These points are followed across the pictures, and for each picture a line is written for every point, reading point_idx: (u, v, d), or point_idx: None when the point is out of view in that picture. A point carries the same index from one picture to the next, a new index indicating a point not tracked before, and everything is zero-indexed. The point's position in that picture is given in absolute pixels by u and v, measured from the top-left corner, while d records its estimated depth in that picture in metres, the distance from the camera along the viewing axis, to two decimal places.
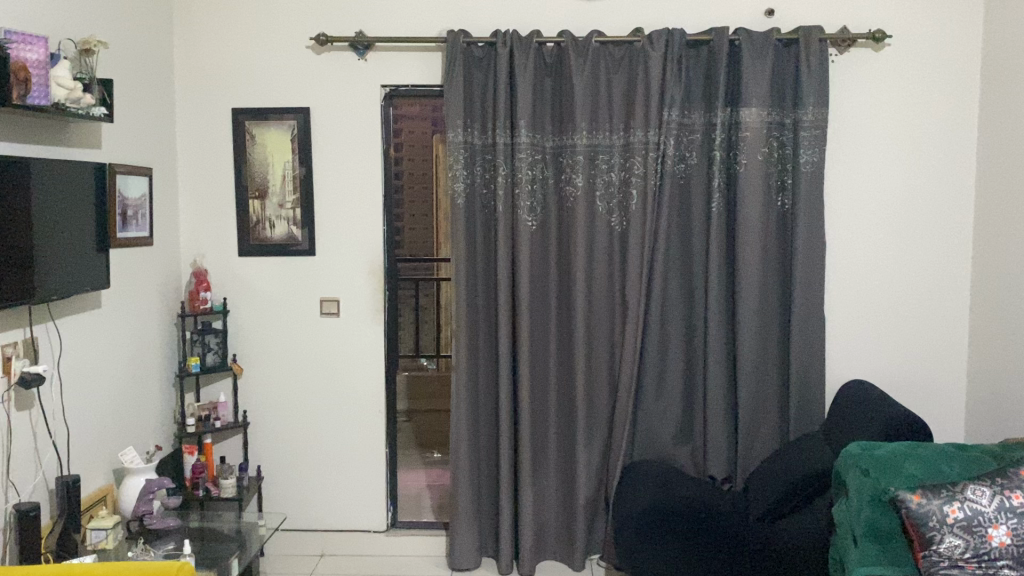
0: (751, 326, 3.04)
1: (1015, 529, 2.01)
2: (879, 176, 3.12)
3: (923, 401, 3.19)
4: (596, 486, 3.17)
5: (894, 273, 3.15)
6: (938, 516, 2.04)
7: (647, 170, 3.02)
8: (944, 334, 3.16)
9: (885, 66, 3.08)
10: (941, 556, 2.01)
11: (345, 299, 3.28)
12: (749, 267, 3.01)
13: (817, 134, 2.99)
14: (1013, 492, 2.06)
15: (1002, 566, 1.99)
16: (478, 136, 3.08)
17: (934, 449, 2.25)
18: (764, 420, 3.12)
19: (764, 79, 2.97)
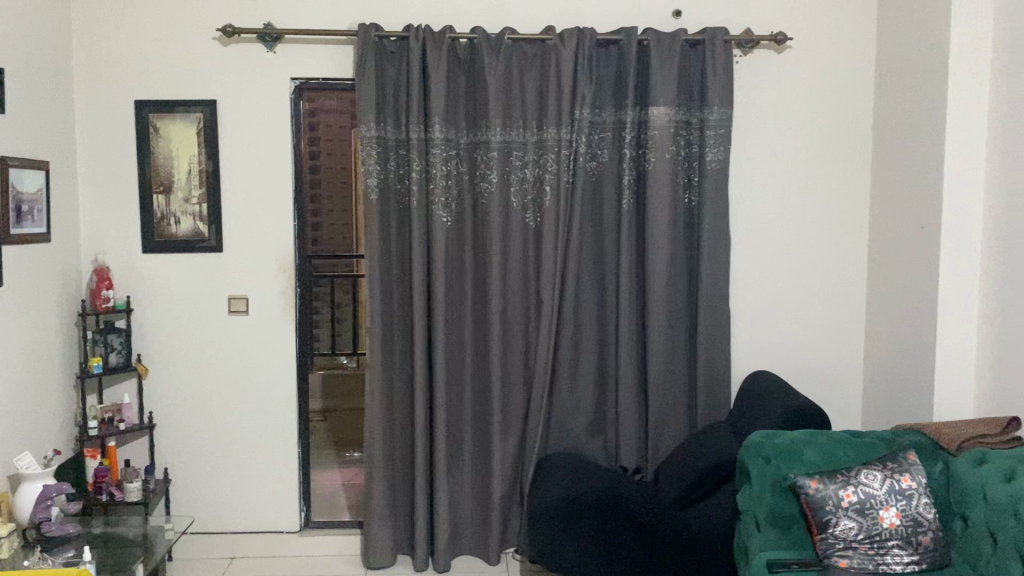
0: (661, 319, 3.11)
1: (903, 510, 2.13)
2: (782, 174, 3.24)
3: (824, 390, 3.32)
4: (511, 480, 3.19)
5: (795, 267, 3.27)
6: (834, 500, 2.12)
7: (560, 167, 3.06)
8: (842, 325, 3.30)
9: (786, 68, 3.20)
10: (836, 538, 2.11)
11: (255, 297, 3.22)
12: (659, 262, 3.08)
13: (722, 133, 3.08)
14: (902, 475, 2.18)
15: (891, 546, 2.11)
16: (391, 130, 3.06)
17: (831, 436, 2.34)
18: (674, 411, 3.20)
19: (672, 79, 3.05)
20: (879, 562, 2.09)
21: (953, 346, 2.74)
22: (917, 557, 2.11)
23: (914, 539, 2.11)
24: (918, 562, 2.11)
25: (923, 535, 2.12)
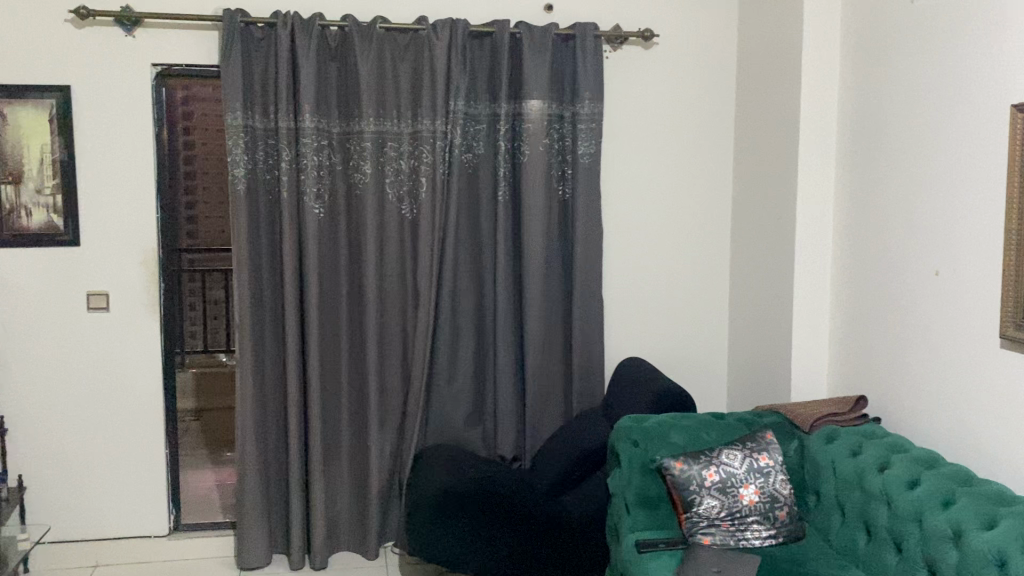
0: (536, 309, 3.15)
1: (762, 487, 2.22)
2: (650, 167, 3.34)
3: (692, 376, 3.46)
4: (389, 474, 3.17)
5: (664, 258, 3.38)
6: (697, 480, 2.21)
7: (435, 158, 3.05)
8: (708, 313, 3.43)
9: (654, 64, 3.29)
10: (700, 516, 2.19)
11: (116, 294, 3.07)
12: (534, 252, 3.12)
13: (593, 127, 3.14)
14: (760, 454, 2.28)
15: (751, 521, 2.21)
16: (259, 120, 2.98)
17: (696, 419, 2.44)
18: (550, 400, 3.25)
19: (543, 71, 3.08)
20: (739, 538, 2.19)
21: (808, 330, 2.88)
22: (775, 531, 2.21)
23: (772, 514, 2.21)
24: (776, 536, 2.21)
25: (780, 510, 2.22)
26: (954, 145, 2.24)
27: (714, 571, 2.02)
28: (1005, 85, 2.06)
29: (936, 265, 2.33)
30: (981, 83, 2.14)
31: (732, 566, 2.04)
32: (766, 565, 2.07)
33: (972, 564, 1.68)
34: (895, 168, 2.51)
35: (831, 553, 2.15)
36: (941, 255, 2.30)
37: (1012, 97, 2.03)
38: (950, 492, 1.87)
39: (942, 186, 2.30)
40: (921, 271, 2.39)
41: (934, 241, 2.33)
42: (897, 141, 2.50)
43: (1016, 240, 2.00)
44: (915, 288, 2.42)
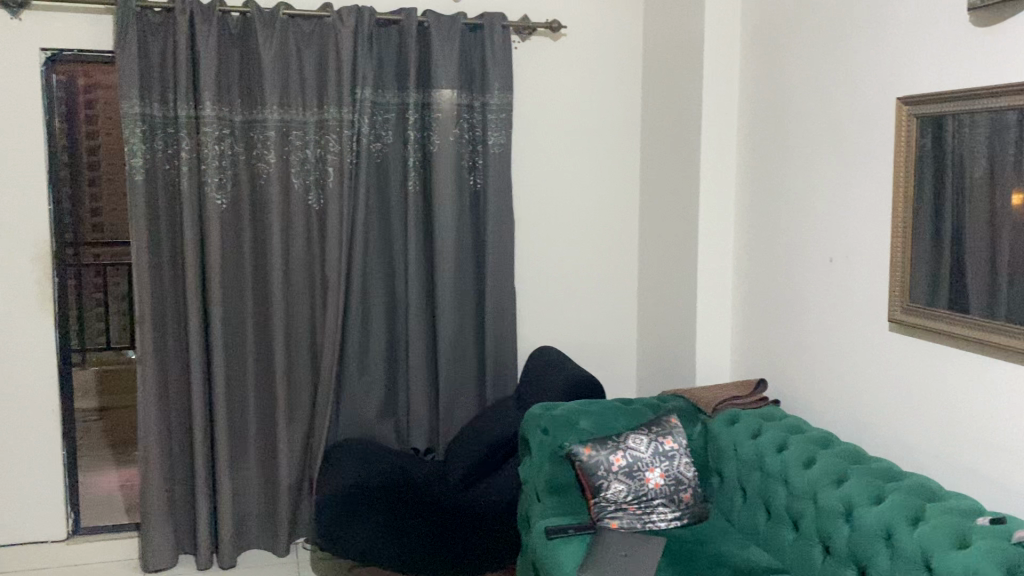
0: (448, 300, 3.14)
1: (667, 470, 2.27)
2: (560, 158, 3.36)
3: (602, 363, 3.51)
4: (300, 469, 3.12)
5: (574, 247, 3.42)
6: (605, 465, 2.25)
7: (342, 148, 3.01)
8: (617, 301, 3.49)
9: (561, 55, 3.31)
10: (608, 501, 2.23)
11: (6, 290, 2.93)
12: (445, 243, 3.11)
13: (503, 117, 3.15)
14: (665, 437, 2.33)
15: (657, 504, 2.25)
16: (157, 108, 2.88)
17: (604, 405, 2.48)
18: (462, 391, 3.24)
19: (451, 61, 3.07)
20: (646, 521, 2.23)
21: (712, 316, 2.96)
22: (679, 513, 2.26)
23: (676, 496, 2.26)
24: (681, 517, 2.25)
25: (684, 493, 2.27)
26: (847, 138, 2.33)
27: (622, 554, 2.05)
28: (892, 80, 2.14)
29: (830, 252, 2.42)
30: (870, 77, 2.23)
31: (640, 550, 2.07)
32: (672, 547, 2.11)
33: (862, 538, 1.76)
34: (792, 158, 2.59)
35: (733, 533, 2.21)
36: (835, 243, 2.39)
37: (899, 90, 2.12)
38: (842, 470, 1.94)
39: (835, 176, 2.38)
40: (817, 259, 2.47)
41: (828, 230, 2.42)
42: (794, 133, 2.58)
43: (902, 228, 2.09)
44: (811, 275, 2.50)
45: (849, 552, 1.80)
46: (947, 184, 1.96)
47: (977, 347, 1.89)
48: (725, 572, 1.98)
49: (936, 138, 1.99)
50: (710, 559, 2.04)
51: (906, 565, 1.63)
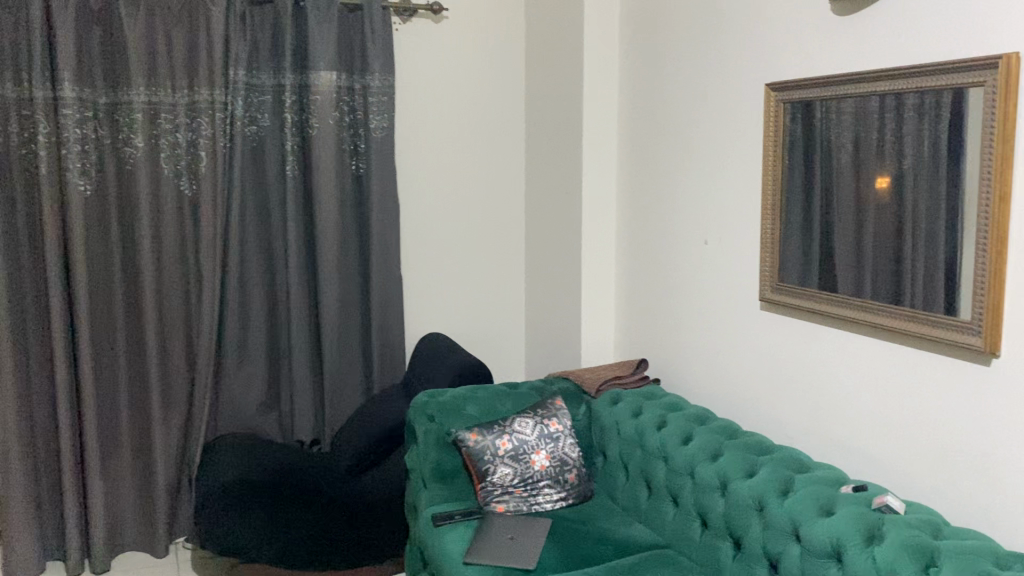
0: (331, 288, 3.07)
1: (552, 452, 2.28)
2: (443, 142, 3.33)
3: (489, 348, 3.51)
4: (178, 467, 3.00)
5: (459, 233, 3.40)
6: (491, 450, 2.25)
7: (215, 131, 2.90)
8: (503, 286, 3.49)
9: (443, 37, 3.27)
10: (495, 485, 2.22)
11: None
12: (326, 229, 3.03)
13: (385, 100, 3.09)
14: (550, 420, 2.34)
15: (543, 486, 2.25)
16: (10, 88, 2.68)
17: (489, 390, 2.48)
18: (348, 380, 3.18)
19: (329, 42, 2.98)
20: (531, 503, 2.22)
21: (596, 300, 2.99)
22: (565, 493, 2.26)
23: (562, 477, 2.27)
24: (566, 498, 2.26)
25: (570, 473, 2.27)
26: (720, 122, 2.39)
27: (507, 538, 2.04)
28: (762, 67, 2.21)
29: (705, 235, 2.48)
30: (742, 64, 2.29)
31: (526, 533, 2.07)
32: (557, 528, 2.12)
33: (736, 511, 1.82)
34: (670, 143, 2.64)
35: (617, 511, 2.25)
36: (709, 226, 2.46)
37: (768, 77, 2.19)
38: (718, 446, 2.00)
39: (709, 160, 2.44)
40: (693, 241, 2.54)
41: (703, 213, 2.49)
42: (671, 118, 2.63)
43: (772, 210, 2.17)
44: (688, 257, 2.57)
45: (724, 524, 1.86)
46: (815, 167, 2.04)
47: (939, 347, 1.71)
48: (608, 550, 2.01)
49: (805, 122, 2.06)
50: (595, 538, 2.07)
51: (777, 535, 1.69)
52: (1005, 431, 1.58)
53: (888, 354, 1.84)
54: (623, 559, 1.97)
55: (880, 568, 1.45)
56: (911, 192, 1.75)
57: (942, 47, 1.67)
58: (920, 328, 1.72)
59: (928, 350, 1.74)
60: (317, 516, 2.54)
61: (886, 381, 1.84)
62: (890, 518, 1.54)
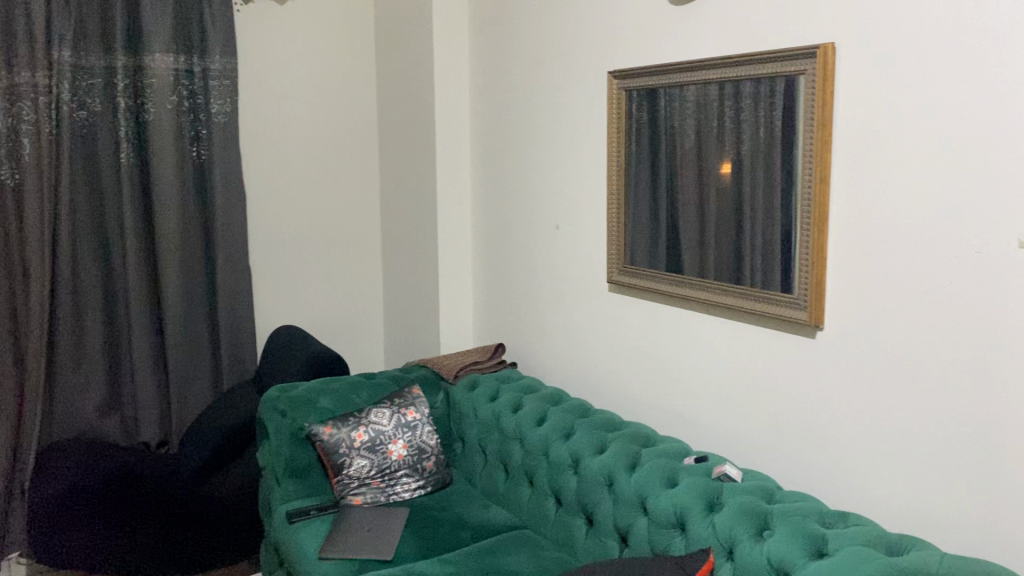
0: (175, 281, 2.93)
1: (410, 441, 2.26)
2: (292, 128, 3.23)
3: (346, 338, 3.45)
4: (8, 476, 2.80)
5: (311, 221, 3.31)
6: (346, 443, 2.21)
7: (38, 116, 2.70)
8: (359, 274, 3.43)
9: (288, 20, 3.17)
10: (351, 478, 2.19)
11: None
12: (168, 219, 2.88)
13: (226, 84, 2.97)
14: (407, 408, 2.32)
15: (401, 475, 2.23)
16: None
17: (344, 381, 2.44)
18: (196, 377, 3.05)
19: (164, 21, 2.82)
20: (389, 493, 2.20)
21: (453, 286, 2.99)
22: (423, 481, 2.25)
23: (420, 466, 2.25)
24: (424, 486, 2.25)
25: (428, 461, 2.26)
26: (567, 108, 2.43)
27: (364, 530, 2.02)
28: (605, 54, 2.25)
29: (556, 220, 2.52)
30: (586, 51, 2.33)
31: (383, 524, 2.05)
32: (416, 517, 2.11)
33: (587, 487, 1.86)
34: (520, 129, 2.65)
35: (475, 495, 2.26)
36: (560, 211, 2.50)
37: (610, 64, 2.24)
38: (570, 425, 2.05)
39: (558, 145, 2.48)
40: (545, 226, 2.57)
41: (553, 197, 2.53)
42: (520, 104, 2.64)
43: (617, 195, 2.23)
44: (540, 242, 2.60)
45: (577, 501, 1.90)
46: (657, 151, 2.10)
47: (772, 323, 1.81)
48: (465, 534, 2.02)
49: (646, 107, 2.11)
50: (452, 524, 2.08)
51: (626, 509, 1.74)
52: (830, 397, 1.69)
53: (728, 331, 1.92)
54: (480, 542, 1.99)
55: (719, 534, 1.52)
56: (748, 174, 1.83)
57: (769, 37, 1.76)
58: (759, 305, 1.81)
59: (765, 325, 1.83)
60: (164, 517, 2.42)
61: (726, 356, 1.93)
62: (728, 486, 1.61)
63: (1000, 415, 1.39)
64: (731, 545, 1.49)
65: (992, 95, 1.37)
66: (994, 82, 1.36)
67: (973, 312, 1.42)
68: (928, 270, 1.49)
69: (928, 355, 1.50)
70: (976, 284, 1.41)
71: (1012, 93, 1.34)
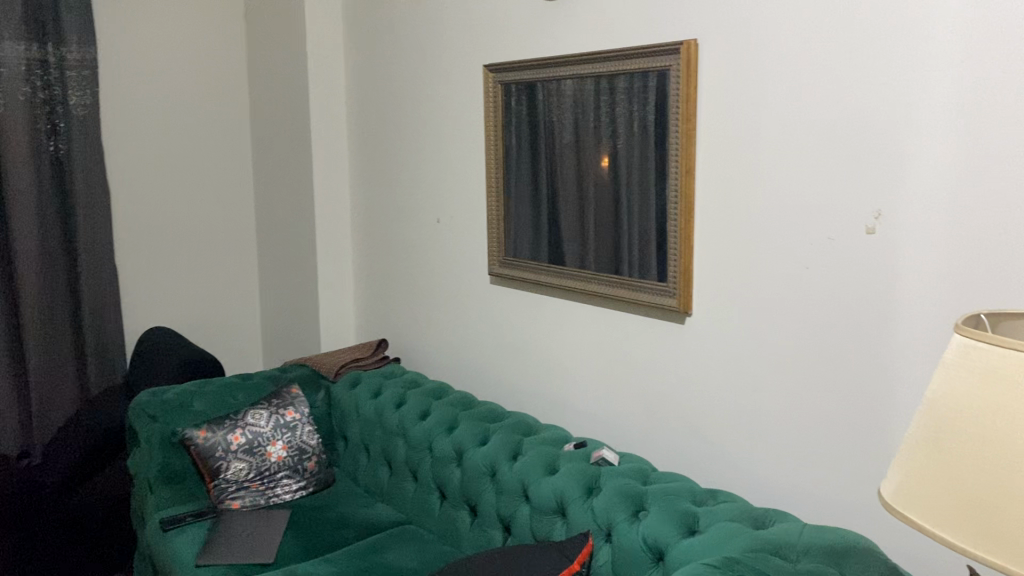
0: (33, 283, 2.76)
1: (290, 442, 2.21)
2: (159, 121, 3.10)
3: (223, 338, 3.34)
4: None
5: (182, 218, 3.19)
6: (223, 446, 2.14)
7: None
8: (235, 272, 3.33)
9: (151, 7, 3.03)
10: (228, 482, 2.12)
11: None
12: (23, 218, 2.72)
13: (85, 75, 2.82)
14: (285, 409, 2.26)
15: (281, 477, 2.18)
16: None
17: (219, 383, 2.37)
18: (60, 383, 2.89)
19: (13, 8, 2.65)
20: (269, 496, 2.15)
21: (332, 282, 2.94)
22: (304, 482, 2.20)
23: (300, 466, 2.21)
24: (306, 487, 2.20)
25: (309, 461, 2.22)
26: (444, 102, 2.42)
27: (243, 535, 1.96)
28: (480, 48, 2.26)
29: (436, 214, 2.51)
30: (461, 44, 2.32)
31: (263, 528, 2.00)
32: (297, 519, 2.07)
33: (471, 479, 1.87)
34: (399, 122, 2.63)
35: (359, 494, 2.23)
36: (440, 205, 2.49)
37: (485, 58, 2.24)
38: (453, 418, 2.05)
39: (437, 139, 2.47)
40: (425, 220, 2.56)
41: (433, 191, 2.52)
42: (399, 96, 2.61)
43: (496, 188, 2.25)
44: (421, 236, 2.59)
45: (460, 494, 1.91)
46: (536, 145, 2.13)
47: (647, 311, 1.87)
48: (349, 533, 2.00)
49: (524, 101, 2.13)
50: (335, 523, 2.04)
51: (508, 498, 1.77)
52: (702, 381, 1.75)
53: (606, 320, 1.97)
54: (364, 540, 1.97)
55: (598, 517, 1.55)
56: (624, 167, 1.88)
57: (638, 33, 1.80)
58: (635, 294, 1.86)
59: (641, 314, 1.88)
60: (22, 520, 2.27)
61: (604, 345, 1.98)
62: (606, 470, 1.65)
63: (856, 393, 1.48)
64: (609, 528, 1.54)
65: (846, 90, 1.44)
66: (847, 77, 1.44)
67: (830, 296, 1.50)
68: (785, 257, 1.57)
69: (790, 338, 1.58)
70: (830, 269, 1.50)
71: (862, 89, 1.42)
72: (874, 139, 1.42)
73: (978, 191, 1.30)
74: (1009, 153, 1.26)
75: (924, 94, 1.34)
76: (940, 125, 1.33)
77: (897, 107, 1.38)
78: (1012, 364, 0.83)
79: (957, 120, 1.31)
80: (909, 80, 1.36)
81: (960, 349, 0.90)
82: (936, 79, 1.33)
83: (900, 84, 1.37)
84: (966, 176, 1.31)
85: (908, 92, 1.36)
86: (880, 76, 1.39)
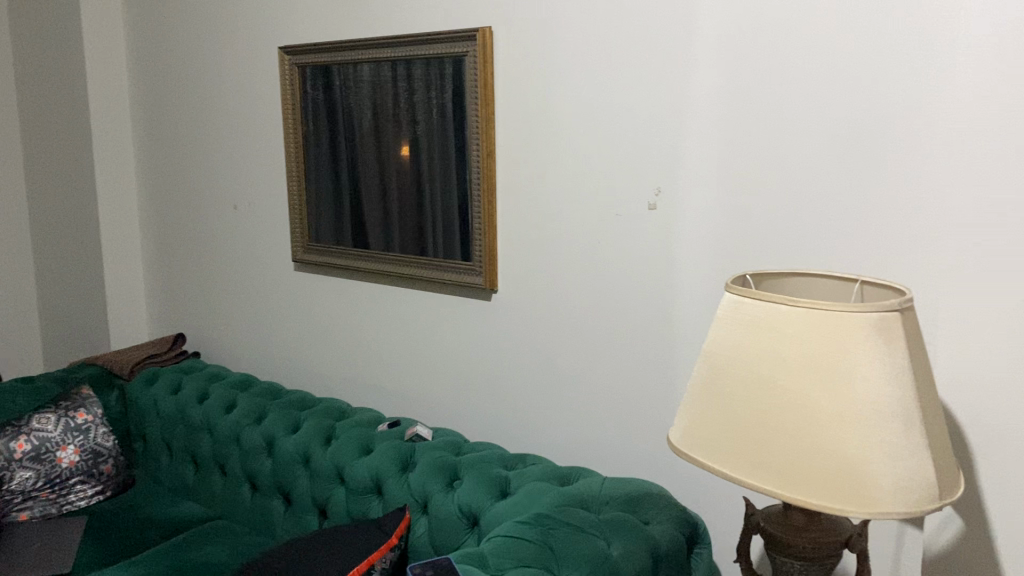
0: None
1: (82, 446, 2.08)
2: None
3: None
4: None
5: None
6: (5, 455, 1.98)
7: None
8: (6, 266, 3.06)
9: None
10: (13, 493, 1.97)
11: None
12: None
13: None
14: (76, 411, 2.11)
15: (74, 483, 2.05)
16: None
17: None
18: None
19: None
20: (62, 504, 2.02)
21: (120, 273, 2.77)
22: (100, 487, 2.09)
23: (95, 470, 2.08)
24: (102, 491, 2.09)
25: (105, 465, 2.10)
26: (238, 84, 2.35)
27: (33, 547, 1.83)
28: (274, 29, 2.20)
29: (233, 200, 2.44)
30: (254, 24, 2.26)
31: (55, 538, 1.87)
32: (95, 525, 1.96)
33: (282, 467, 1.86)
34: (190, 105, 2.51)
35: (161, 493, 2.15)
36: (237, 191, 2.42)
37: (280, 39, 2.19)
38: (261, 407, 2.01)
39: (231, 122, 2.39)
40: (220, 207, 2.48)
41: (229, 177, 2.44)
42: (188, 77, 2.50)
43: (295, 173, 2.21)
44: (217, 223, 2.50)
45: (272, 483, 1.89)
46: (335, 130, 2.12)
47: (452, 289, 1.92)
48: (152, 534, 1.92)
49: (322, 85, 2.11)
50: (136, 526, 1.95)
51: (322, 481, 1.77)
52: (507, 353, 1.83)
53: (413, 300, 2.00)
54: (169, 540, 1.90)
55: (414, 491, 1.59)
56: (425, 149, 1.92)
57: (434, 17, 1.83)
58: (441, 275, 1.91)
59: (448, 293, 1.93)
60: None
61: (411, 325, 2.02)
62: (420, 445, 1.69)
63: (645, 356, 1.61)
64: (424, 500, 1.58)
65: (711, 96, 1.47)
66: (678, 79, 1.50)
67: (619, 267, 1.62)
68: (576, 234, 1.67)
69: (585, 309, 1.68)
70: (617, 242, 1.62)
71: (643, 78, 1.54)
72: (727, 145, 1.46)
73: (831, 188, 1.36)
74: (768, 136, 1.41)
75: (768, 101, 1.41)
76: (822, 138, 1.36)
77: (673, 94, 1.51)
78: (778, 317, 0.94)
79: (839, 133, 1.34)
80: (791, 91, 1.38)
81: (731, 306, 1.01)
82: (822, 92, 1.35)
83: (674, 73, 1.50)
84: (827, 179, 1.37)
85: (776, 100, 1.40)
86: (686, 74, 1.49)
